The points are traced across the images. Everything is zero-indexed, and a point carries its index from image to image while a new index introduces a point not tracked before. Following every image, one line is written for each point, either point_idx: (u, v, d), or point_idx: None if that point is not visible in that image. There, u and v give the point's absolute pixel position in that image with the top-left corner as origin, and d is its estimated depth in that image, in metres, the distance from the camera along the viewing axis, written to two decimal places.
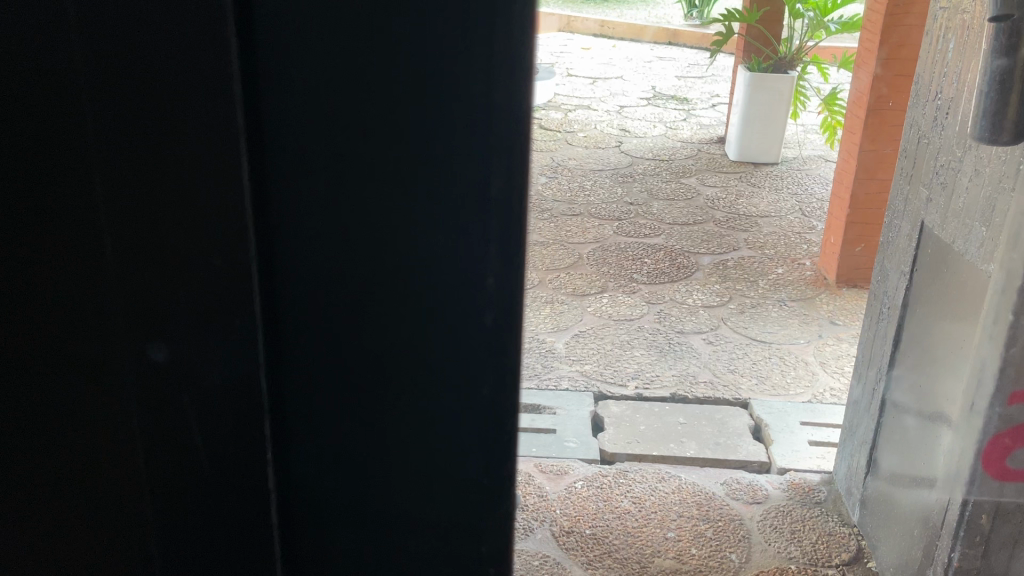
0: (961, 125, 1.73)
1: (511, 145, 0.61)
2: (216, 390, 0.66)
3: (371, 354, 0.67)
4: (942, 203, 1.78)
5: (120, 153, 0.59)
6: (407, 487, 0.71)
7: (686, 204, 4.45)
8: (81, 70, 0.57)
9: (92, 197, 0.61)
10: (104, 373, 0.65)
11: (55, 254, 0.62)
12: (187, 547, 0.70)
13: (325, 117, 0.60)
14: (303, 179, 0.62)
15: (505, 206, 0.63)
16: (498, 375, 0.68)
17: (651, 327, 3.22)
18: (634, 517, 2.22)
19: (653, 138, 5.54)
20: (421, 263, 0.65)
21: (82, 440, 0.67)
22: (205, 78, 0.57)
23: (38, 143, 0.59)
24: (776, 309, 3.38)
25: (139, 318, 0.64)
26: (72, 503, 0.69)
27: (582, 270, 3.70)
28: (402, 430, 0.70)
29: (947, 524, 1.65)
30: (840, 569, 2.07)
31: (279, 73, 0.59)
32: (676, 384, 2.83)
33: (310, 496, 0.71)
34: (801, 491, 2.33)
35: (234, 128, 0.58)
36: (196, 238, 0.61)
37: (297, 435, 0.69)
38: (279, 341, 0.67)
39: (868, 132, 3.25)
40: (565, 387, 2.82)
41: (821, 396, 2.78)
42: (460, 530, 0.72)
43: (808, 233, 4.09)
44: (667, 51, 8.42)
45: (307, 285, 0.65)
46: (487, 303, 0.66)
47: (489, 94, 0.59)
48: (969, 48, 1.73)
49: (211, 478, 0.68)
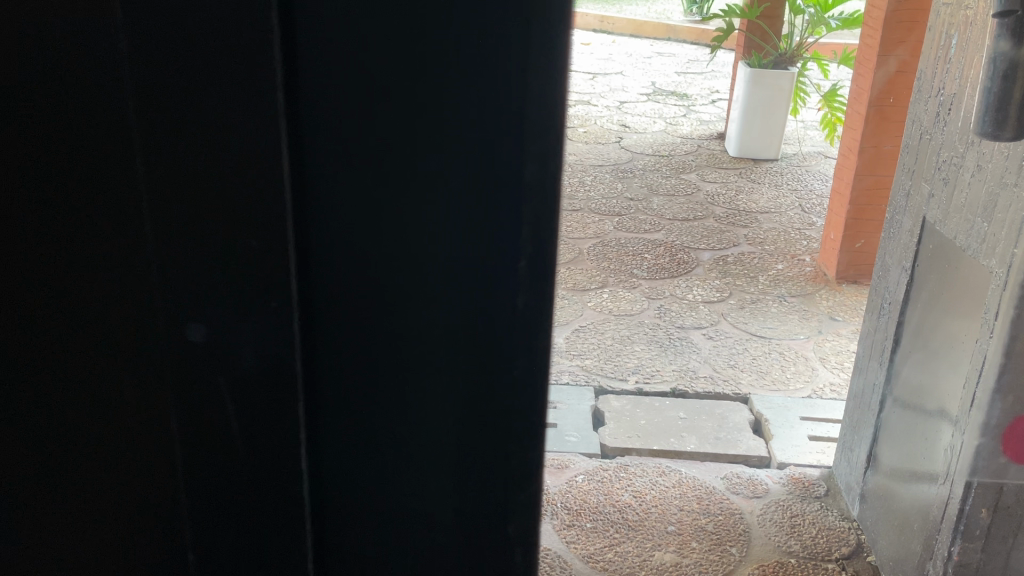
0: (964, 122, 1.74)
1: (545, 127, 0.62)
2: (253, 370, 0.67)
3: (401, 334, 0.69)
4: (943, 198, 1.79)
5: (157, 139, 0.60)
6: (436, 466, 0.73)
7: (686, 200, 4.46)
8: (124, 56, 0.58)
9: (132, 186, 0.62)
10: (143, 353, 0.67)
11: (98, 240, 0.63)
12: (216, 529, 0.71)
13: (367, 103, 0.62)
14: (341, 171, 0.64)
15: (540, 187, 0.64)
16: (528, 358, 0.69)
17: (652, 323, 3.24)
18: (635, 510, 2.24)
19: (653, 134, 5.56)
20: (452, 248, 0.67)
21: (117, 422, 0.68)
22: (251, 66, 0.58)
23: (77, 128, 0.60)
24: (776, 305, 3.39)
25: (172, 299, 0.65)
26: (106, 485, 0.70)
27: (583, 266, 3.71)
28: (432, 409, 0.72)
29: (946, 518, 1.67)
30: (839, 564, 2.08)
31: (317, 66, 0.60)
32: (677, 378, 2.85)
33: (341, 478, 0.73)
34: (801, 485, 2.35)
35: (275, 115, 0.59)
36: (232, 221, 0.62)
37: (328, 417, 0.71)
38: (313, 326, 0.68)
39: (869, 126, 3.25)
40: (565, 381, 2.84)
41: (821, 390, 2.80)
42: (487, 510, 0.74)
43: (807, 229, 4.10)
44: (666, 47, 8.44)
45: (339, 269, 0.67)
46: (521, 284, 0.67)
47: (527, 80, 0.61)
48: (971, 44, 1.74)
49: (242, 459, 0.69)
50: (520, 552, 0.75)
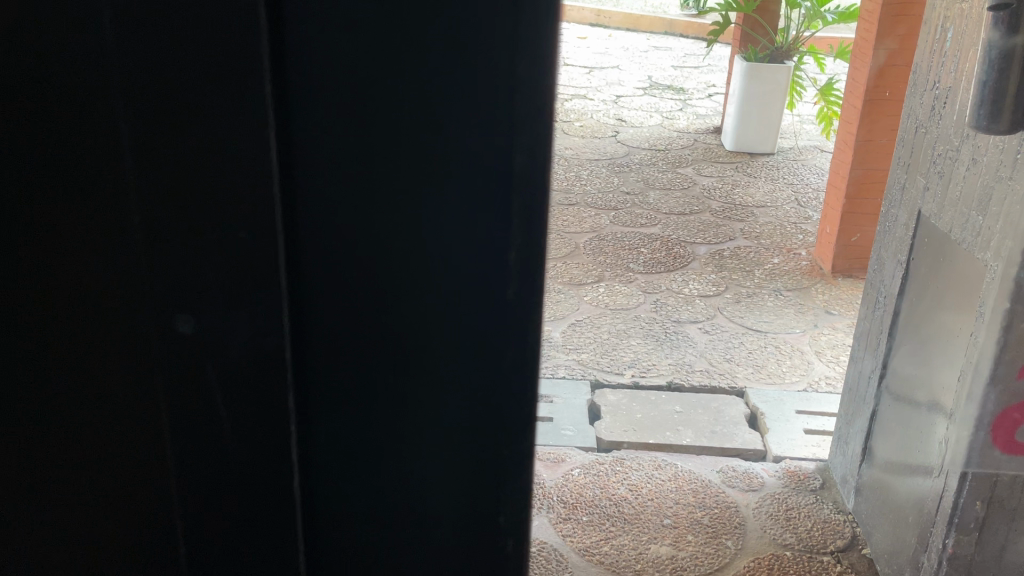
0: (959, 115, 1.75)
1: (535, 117, 0.62)
2: (241, 363, 0.67)
3: (391, 332, 0.70)
4: (937, 193, 1.80)
5: (147, 132, 0.61)
6: (428, 460, 0.74)
7: (682, 194, 4.46)
8: (113, 51, 0.59)
9: (121, 179, 0.62)
10: (134, 347, 0.67)
11: (89, 235, 0.64)
12: (206, 520, 0.71)
13: (358, 99, 0.62)
14: (331, 168, 0.64)
15: (527, 179, 0.64)
16: (519, 352, 0.69)
17: (648, 317, 3.24)
18: (631, 503, 2.25)
19: (649, 128, 5.55)
20: (441, 243, 0.67)
21: (110, 412, 0.69)
22: (234, 59, 0.58)
23: (72, 122, 0.61)
24: (772, 299, 3.40)
25: (161, 293, 0.66)
26: (102, 478, 0.71)
27: (579, 260, 3.71)
28: (422, 404, 0.72)
29: (940, 511, 1.68)
30: (835, 556, 2.09)
31: (306, 67, 0.61)
32: (673, 372, 2.86)
33: (332, 474, 0.74)
34: (796, 478, 2.36)
35: (262, 113, 0.60)
36: (221, 211, 0.62)
37: (318, 412, 0.72)
38: (303, 324, 0.69)
39: (864, 120, 3.26)
40: (561, 375, 2.84)
41: (816, 384, 2.81)
42: (478, 500, 0.75)
43: (803, 223, 4.11)
44: (662, 41, 8.44)
45: (331, 266, 0.67)
46: (510, 276, 0.67)
47: (514, 73, 0.61)
48: (966, 37, 1.74)
49: (233, 451, 0.69)
50: (511, 544, 0.75)
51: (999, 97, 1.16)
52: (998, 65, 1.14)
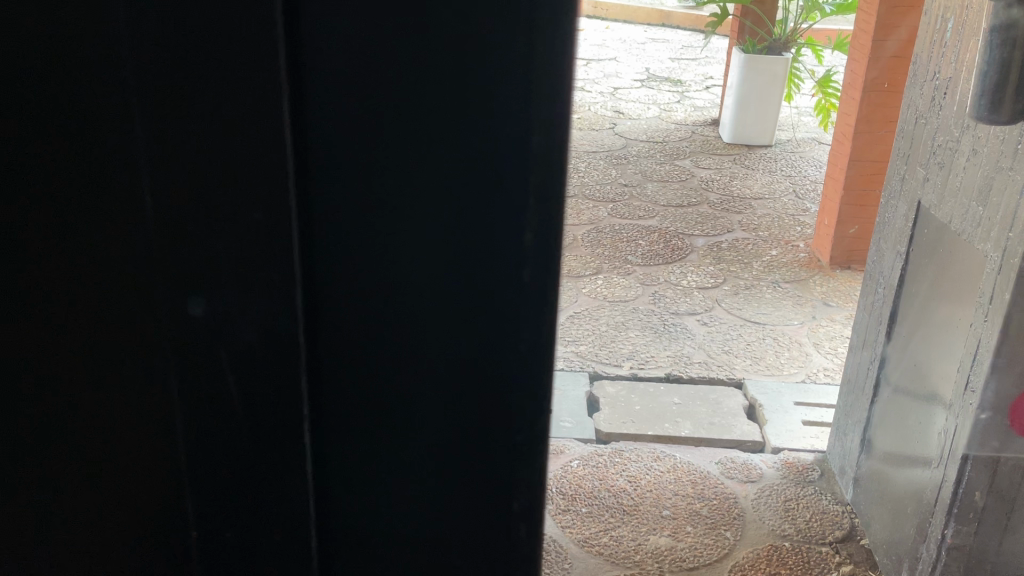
0: (959, 105, 1.75)
1: (554, 94, 0.60)
2: (255, 347, 0.65)
3: (405, 320, 0.68)
4: (938, 183, 1.80)
5: (157, 113, 0.59)
6: (443, 451, 0.72)
7: (680, 186, 4.46)
8: (122, 30, 0.57)
9: (131, 161, 0.60)
10: (145, 334, 0.65)
11: (100, 219, 0.62)
12: (216, 511, 0.70)
13: (373, 85, 0.60)
14: (345, 149, 0.62)
15: (546, 157, 0.62)
16: (534, 335, 0.67)
17: (646, 309, 3.25)
18: (629, 495, 2.26)
19: (647, 120, 5.55)
20: (455, 228, 0.65)
21: (121, 401, 0.67)
22: (247, 37, 0.56)
23: (78, 101, 0.59)
24: (770, 291, 3.41)
25: (175, 279, 0.64)
26: (112, 468, 0.70)
27: (577, 252, 3.71)
28: (436, 393, 0.70)
29: (940, 501, 1.69)
30: (834, 546, 2.10)
31: (317, 45, 0.58)
32: (671, 364, 2.87)
33: (342, 467, 0.72)
34: (795, 469, 2.37)
35: (276, 92, 0.57)
36: (233, 191, 0.60)
37: (329, 402, 0.70)
38: (316, 312, 0.66)
39: (863, 111, 3.25)
40: (560, 367, 2.84)
41: (815, 375, 2.82)
42: (494, 489, 0.73)
43: (801, 215, 4.12)
44: (661, 33, 8.43)
45: (344, 253, 0.65)
46: (525, 257, 0.65)
47: (532, 47, 0.59)
48: (967, 28, 1.74)
49: (247, 440, 0.68)
50: (524, 529, 0.74)
51: (1000, 89, 1.16)
52: (1000, 55, 1.14)
